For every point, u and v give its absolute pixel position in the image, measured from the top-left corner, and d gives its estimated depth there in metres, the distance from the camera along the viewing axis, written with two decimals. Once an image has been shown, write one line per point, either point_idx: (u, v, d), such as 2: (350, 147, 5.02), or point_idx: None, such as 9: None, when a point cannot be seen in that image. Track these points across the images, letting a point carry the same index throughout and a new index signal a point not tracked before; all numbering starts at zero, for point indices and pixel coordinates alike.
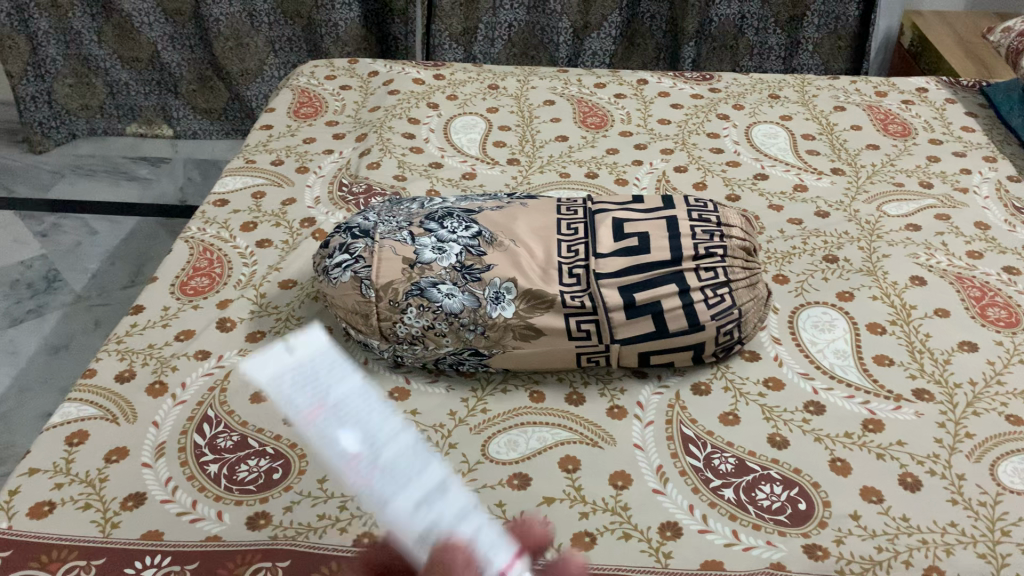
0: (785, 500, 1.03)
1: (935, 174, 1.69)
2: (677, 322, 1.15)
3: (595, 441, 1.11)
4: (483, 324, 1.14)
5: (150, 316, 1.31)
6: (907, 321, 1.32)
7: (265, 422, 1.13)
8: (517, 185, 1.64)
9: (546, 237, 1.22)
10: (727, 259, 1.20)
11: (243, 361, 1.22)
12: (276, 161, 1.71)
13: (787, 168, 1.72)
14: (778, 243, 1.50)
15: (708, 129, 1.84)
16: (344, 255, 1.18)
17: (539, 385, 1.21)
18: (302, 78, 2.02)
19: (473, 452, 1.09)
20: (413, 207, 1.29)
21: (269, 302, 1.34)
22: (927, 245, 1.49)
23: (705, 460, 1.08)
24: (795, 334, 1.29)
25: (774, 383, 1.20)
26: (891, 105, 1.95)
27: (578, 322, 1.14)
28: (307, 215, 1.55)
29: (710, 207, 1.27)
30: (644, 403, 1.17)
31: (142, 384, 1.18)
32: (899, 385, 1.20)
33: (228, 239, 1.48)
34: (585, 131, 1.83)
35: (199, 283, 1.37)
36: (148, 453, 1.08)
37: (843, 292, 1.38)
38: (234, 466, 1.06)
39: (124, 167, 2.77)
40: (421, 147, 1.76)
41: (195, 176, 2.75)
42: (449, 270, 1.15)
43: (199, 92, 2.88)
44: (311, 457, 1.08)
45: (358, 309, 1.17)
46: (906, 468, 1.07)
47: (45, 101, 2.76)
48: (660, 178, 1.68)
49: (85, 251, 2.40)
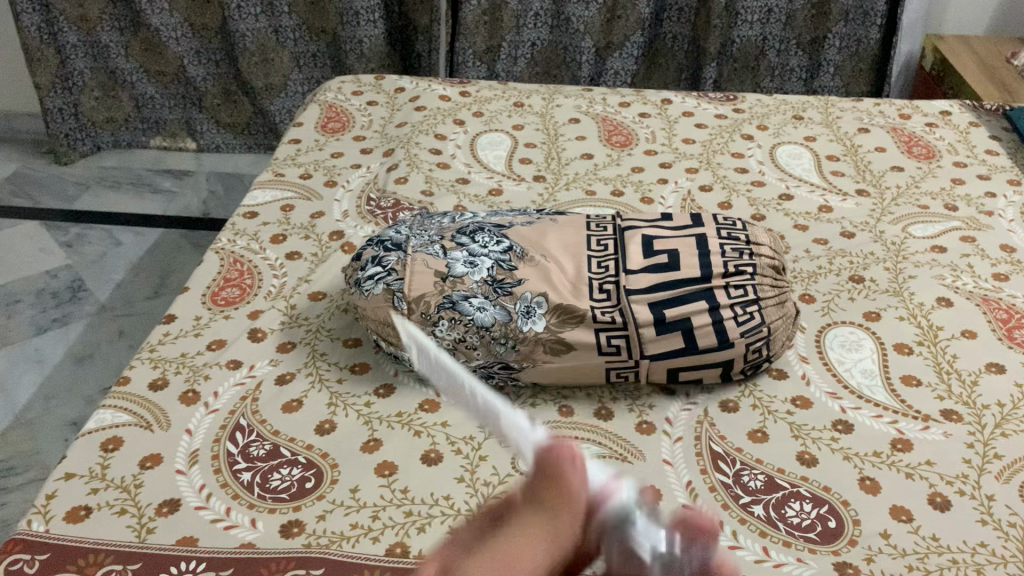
0: (815, 518, 1.03)
1: (960, 197, 1.70)
2: (707, 339, 1.15)
3: (624, 456, 1.11)
4: (514, 337, 1.15)
5: (182, 326, 1.32)
6: (934, 343, 1.32)
7: (297, 432, 1.13)
8: (544, 202, 1.66)
9: (577, 253, 1.22)
10: (756, 277, 1.21)
11: (275, 371, 1.24)
12: (304, 175, 1.73)
13: (812, 189, 1.72)
14: (804, 263, 1.50)
15: (733, 149, 1.85)
16: (377, 268, 1.21)
17: (568, 400, 1.21)
18: (329, 93, 2.05)
19: (504, 464, 1.09)
20: (445, 220, 1.31)
21: (299, 313, 1.35)
22: (952, 266, 1.49)
23: (734, 477, 1.08)
24: (822, 353, 1.30)
25: (802, 402, 1.21)
26: (915, 128, 1.95)
27: (608, 337, 1.15)
28: (336, 228, 1.56)
29: (739, 226, 1.28)
30: (673, 419, 1.17)
31: (175, 392, 1.20)
32: (927, 405, 1.20)
33: (258, 251, 1.50)
34: (610, 149, 1.84)
35: (230, 294, 1.39)
36: (182, 459, 1.09)
37: (870, 312, 1.38)
38: (266, 475, 1.07)
39: (147, 180, 2.80)
40: (448, 163, 1.77)
41: (218, 189, 2.78)
42: (480, 284, 1.17)
43: (223, 106, 2.91)
44: (343, 466, 1.08)
45: (390, 321, 1.18)
46: (935, 487, 1.08)
47: (72, 114, 2.81)
48: (686, 196, 1.69)
49: (110, 262, 2.43)
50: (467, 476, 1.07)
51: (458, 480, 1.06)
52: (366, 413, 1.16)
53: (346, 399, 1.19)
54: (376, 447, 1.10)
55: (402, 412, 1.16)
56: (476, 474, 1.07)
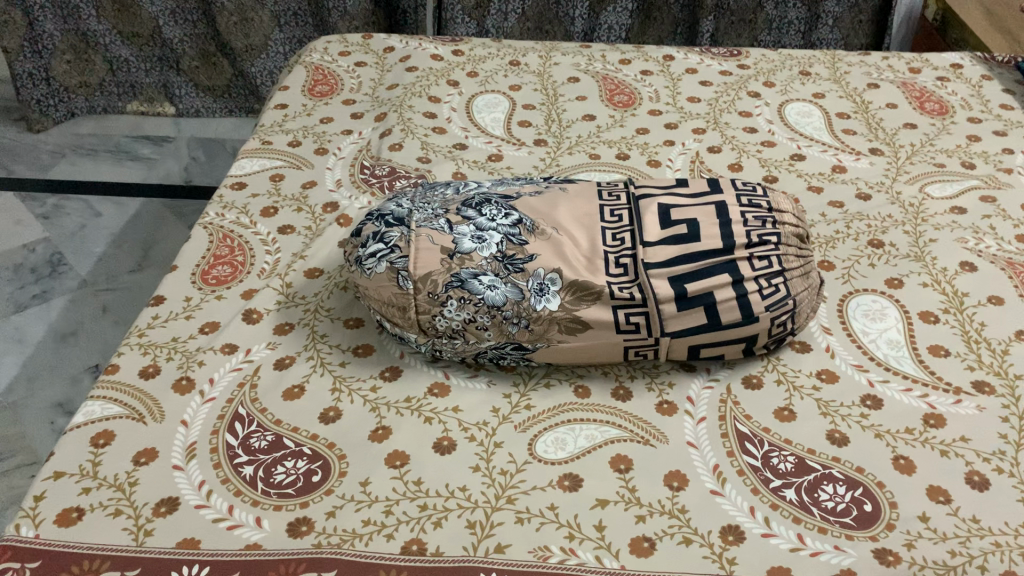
0: (850, 501, 0.98)
1: (977, 154, 1.63)
2: (730, 315, 1.10)
3: (646, 439, 1.06)
4: (528, 316, 1.09)
5: (172, 308, 1.25)
6: (960, 310, 1.27)
7: (300, 421, 1.07)
8: (546, 167, 1.59)
9: (590, 225, 1.17)
10: (780, 247, 1.15)
11: (273, 355, 1.17)
12: (293, 142, 1.64)
13: (824, 148, 1.65)
14: (821, 227, 1.44)
15: (740, 108, 1.78)
16: (378, 245, 1.13)
17: (584, 380, 1.15)
18: (315, 54, 1.95)
19: (521, 451, 1.04)
20: (448, 191, 1.23)
21: (295, 292, 1.28)
22: (974, 228, 1.43)
23: (763, 459, 1.03)
24: (845, 323, 1.24)
25: (828, 376, 1.16)
26: (926, 83, 1.87)
27: (627, 314, 1.10)
28: (329, 199, 1.48)
29: (759, 192, 1.22)
30: (695, 398, 1.12)
31: (168, 380, 1.13)
32: (957, 377, 1.15)
33: (249, 226, 1.42)
34: (612, 110, 1.76)
35: (221, 273, 1.32)
36: (179, 454, 1.03)
37: (891, 279, 1.32)
38: (270, 468, 1.01)
39: (126, 147, 2.70)
40: (444, 127, 1.69)
41: (200, 155, 2.68)
42: (490, 260, 1.11)
43: (202, 69, 2.81)
44: (351, 457, 1.02)
45: (394, 301, 1.11)
46: (972, 466, 1.03)
47: (43, 79, 2.69)
48: (694, 158, 1.62)
49: (90, 234, 2.34)
50: (483, 464, 1.01)
51: (474, 469, 1.01)
52: (373, 399, 1.09)
53: (350, 384, 1.12)
54: (385, 436, 1.04)
55: (410, 397, 1.10)
56: (492, 463, 1.02)
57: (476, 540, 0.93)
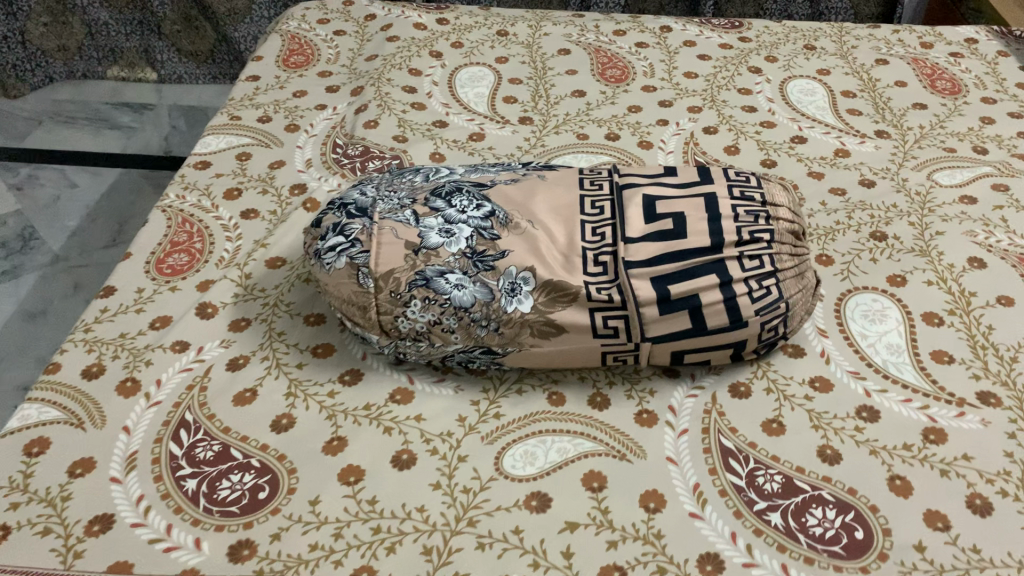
0: (840, 527, 0.91)
1: (990, 137, 1.53)
2: (716, 319, 1.01)
3: (623, 454, 0.98)
4: (497, 319, 1.01)
5: (122, 300, 1.17)
6: (967, 311, 1.18)
7: (250, 430, 0.99)
8: (531, 147, 1.49)
9: (568, 218, 1.08)
10: (773, 246, 1.06)
11: (226, 354, 1.09)
12: (263, 118, 1.55)
13: (827, 130, 1.55)
14: (820, 217, 1.35)
15: (739, 84, 1.67)
16: (338, 238, 1.05)
17: (558, 386, 1.07)
18: (292, 22, 1.85)
19: (486, 466, 0.96)
20: (417, 178, 1.14)
21: (254, 284, 1.20)
22: (984, 221, 1.33)
23: (748, 478, 0.95)
24: (842, 325, 1.16)
25: (822, 384, 1.07)
26: (938, 59, 1.76)
27: (605, 317, 1.01)
28: (297, 180, 1.39)
29: (753, 182, 1.12)
30: (677, 408, 1.04)
31: (113, 381, 1.05)
32: (961, 387, 1.07)
33: (210, 209, 1.33)
34: (604, 86, 1.66)
35: (177, 261, 1.24)
36: (118, 465, 0.96)
37: (894, 275, 1.24)
38: (214, 482, 0.94)
39: (104, 115, 2.60)
40: (423, 103, 1.59)
41: (181, 124, 2.59)
42: (458, 257, 1.02)
43: (184, 33, 2.68)
44: (302, 472, 0.94)
45: (354, 300, 1.03)
46: (974, 488, 0.95)
47: (18, 42, 2.57)
48: (688, 140, 1.52)
49: (64, 206, 2.25)
50: (444, 481, 0.94)
51: (434, 487, 0.93)
52: (330, 406, 1.02)
53: (306, 388, 1.04)
54: (339, 448, 0.97)
55: (370, 404, 1.02)
56: (454, 480, 0.94)
57: (432, 568, 0.85)
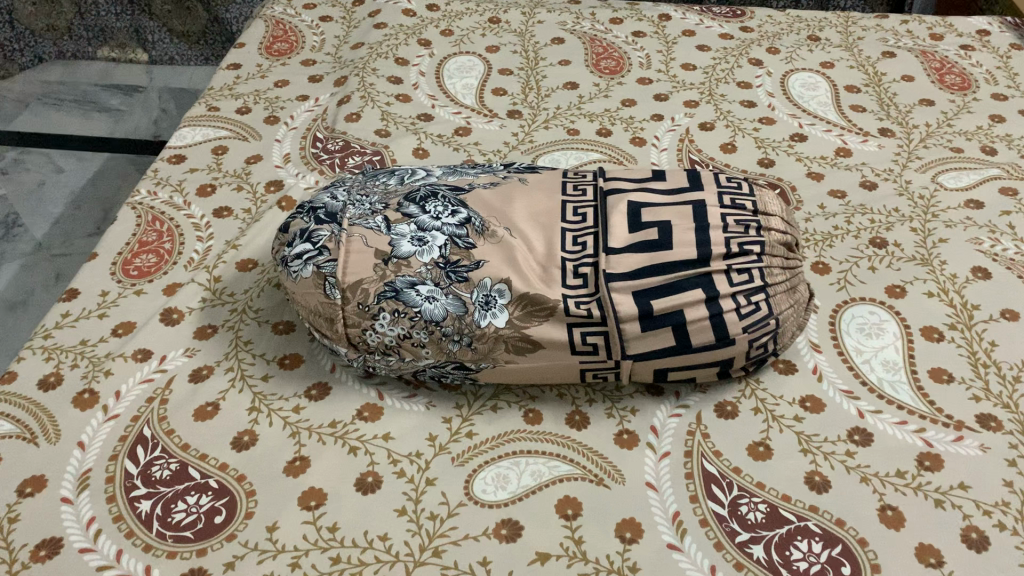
0: (826, 562, 0.86)
1: (999, 137, 1.46)
2: (701, 337, 0.96)
3: (600, 478, 0.93)
4: (470, 334, 0.95)
5: (85, 304, 1.12)
6: (969, 326, 1.12)
7: (210, 447, 0.95)
8: (518, 142, 1.43)
9: (548, 225, 1.02)
10: (764, 258, 1.00)
11: (189, 364, 1.04)
12: (242, 108, 1.49)
13: (828, 127, 1.48)
14: (818, 222, 1.29)
15: (739, 77, 1.61)
16: (305, 245, 0.99)
17: (536, 403, 1.02)
18: (277, 7, 1.79)
19: (455, 490, 0.91)
20: (391, 181, 1.09)
21: (223, 288, 1.15)
22: (990, 227, 1.27)
23: (730, 507, 0.91)
24: (837, 340, 1.10)
25: (812, 404, 1.02)
26: (948, 52, 1.69)
27: (583, 334, 0.96)
28: (274, 176, 1.34)
29: (745, 189, 1.07)
30: (659, 429, 0.99)
31: (69, 392, 1.01)
32: (960, 409, 1.02)
33: (182, 207, 1.28)
34: (597, 78, 1.60)
35: (145, 263, 1.19)
36: (70, 484, 0.91)
37: (893, 286, 1.18)
38: (169, 504, 0.89)
39: (93, 97, 2.49)
40: (409, 95, 1.54)
41: (171, 108, 2.48)
42: (430, 267, 0.96)
43: (175, 13, 2.56)
44: (261, 495, 0.90)
45: (321, 311, 0.98)
46: (970, 520, 0.90)
47: (6, 21, 2.46)
48: (683, 136, 1.46)
49: (49, 192, 2.20)
50: (410, 507, 0.89)
51: (399, 513, 0.89)
52: (294, 423, 0.97)
53: (270, 403, 1.00)
54: (302, 469, 0.92)
55: (336, 422, 0.98)
56: (421, 505, 0.89)
57: None
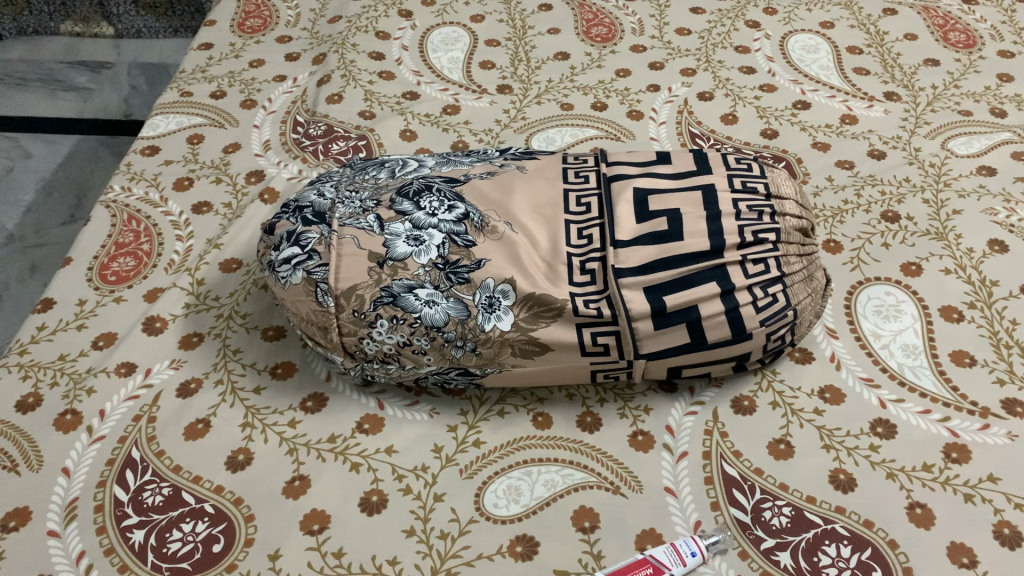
0: (855, 568, 0.82)
1: (1008, 98, 1.40)
2: (717, 333, 0.91)
3: (616, 485, 0.89)
4: (474, 339, 0.90)
5: (62, 315, 1.06)
6: (988, 304, 1.08)
7: (203, 469, 0.90)
8: (510, 120, 1.36)
9: (550, 218, 0.96)
10: (780, 247, 0.95)
11: (177, 377, 0.99)
12: (217, 92, 1.41)
13: (832, 93, 1.42)
14: (826, 196, 1.24)
15: (736, 41, 1.54)
16: (293, 249, 0.93)
17: (544, 405, 0.98)
18: None
19: (465, 506, 0.87)
20: (382, 174, 1.03)
21: (207, 292, 1.09)
22: (1004, 195, 1.22)
23: (754, 513, 0.87)
24: (853, 324, 1.06)
25: (832, 394, 0.98)
26: (951, 7, 1.63)
27: (594, 334, 0.91)
28: (254, 166, 1.27)
29: (756, 170, 1.01)
30: (675, 429, 0.95)
31: (50, 414, 0.95)
32: (984, 394, 0.98)
33: (159, 203, 1.21)
34: (589, 47, 1.53)
35: (123, 266, 1.12)
36: (56, 515, 0.86)
37: (908, 263, 1.13)
38: (164, 534, 0.84)
39: (58, 75, 2.16)
40: (392, 71, 1.46)
41: (142, 84, 2.15)
42: (428, 269, 0.90)
43: None
44: (261, 520, 0.85)
45: (314, 319, 0.92)
46: (1002, 515, 0.86)
47: None
48: (682, 108, 1.40)
49: (15, 178, 1.91)
50: (419, 526, 0.85)
51: (407, 534, 0.84)
52: (291, 439, 0.92)
53: (264, 417, 0.95)
54: (302, 490, 0.88)
55: (335, 436, 0.93)
56: (430, 524, 0.85)
57: None
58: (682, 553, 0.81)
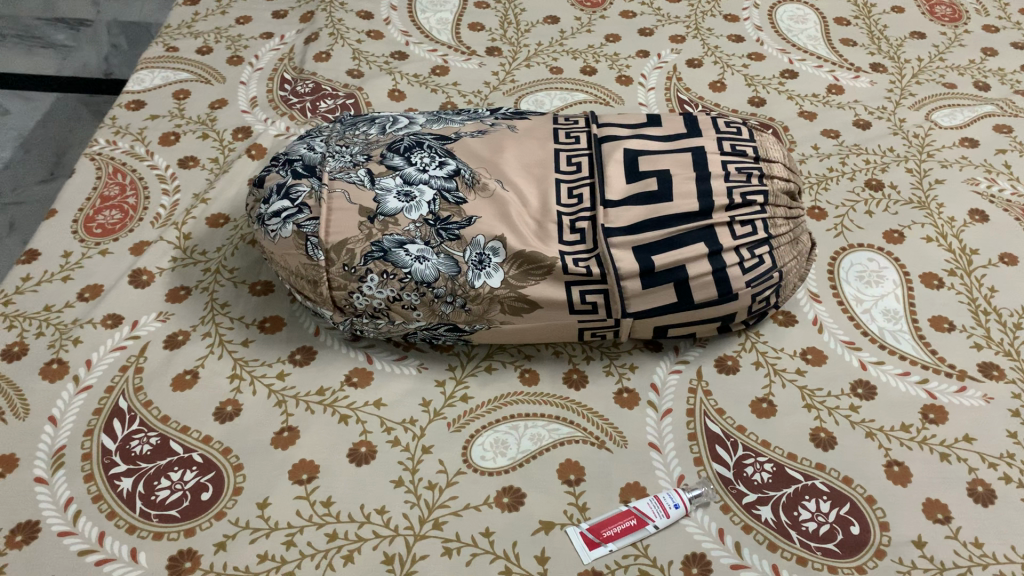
0: (834, 522, 0.84)
1: (992, 72, 1.42)
2: (704, 292, 0.92)
3: (601, 441, 0.90)
4: (464, 295, 0.91)
5: (47, 266, 1.05)
6: (968, 271, 1.10)
7: (191, 419, 0.90)
8: (499, 82, 1.36)
9: (541, 177, 0.96)
10: (768, 209, 0.96)
11: (164, 329, 0.98)
12: (203, 48, 1.40)
13: (819, 63, 1.43)
14: (812, 164, 1.25)
15: (725, 10, 1.54)
16: (283, 202, 0.92)
17: (531, 362, 0.99)
18: None
19: (453, 458, 0.88)
20: (372, 130, 1.03)
21: (194, 246, 1.08)
22: (986, 167, 1.24)
23: (736, 469, 0.88)
24: (836, 289, 1.08)
25: (814, 356, 1.00)
26: None
27: (583, 292, 0.91)
28: (241, 123, 1.27)
29: (745, 134, 1.02)
30: (660, 387, 0.96)
31: (36, 363, 0.94)
32: (962, 358, 1.00)
33: (144, 157, 1.20)
34: (579, 11, 1.52)
35: (109, 219, 1.11)
36: (44, 463, 0.86)
37: (891, 231, 1.15)
38: (152, 482, 0.84)
39: (36, 32, 2.12)
40: (381, 31, 1.45)
41: (123, 43, 2.11)
42: (419, 225, 0.90)
43: None
44: (249, 469, 0.86)
45: (304, 273, 0.92)
46: (976, 473, 0.89)
47: None
48: (670, 74, 1.40)
49: None
50: (407, 477, 0.86)
51: (396, 484, 0.85)
52: (280, 391, 0.93)
53: (252, 370, 0.95)
54: (290, 441, 0.88)
55: (324, 389, 0.93)
56: (418, 475, 0.86)
57: None
58: (664, 506, 0.83)
